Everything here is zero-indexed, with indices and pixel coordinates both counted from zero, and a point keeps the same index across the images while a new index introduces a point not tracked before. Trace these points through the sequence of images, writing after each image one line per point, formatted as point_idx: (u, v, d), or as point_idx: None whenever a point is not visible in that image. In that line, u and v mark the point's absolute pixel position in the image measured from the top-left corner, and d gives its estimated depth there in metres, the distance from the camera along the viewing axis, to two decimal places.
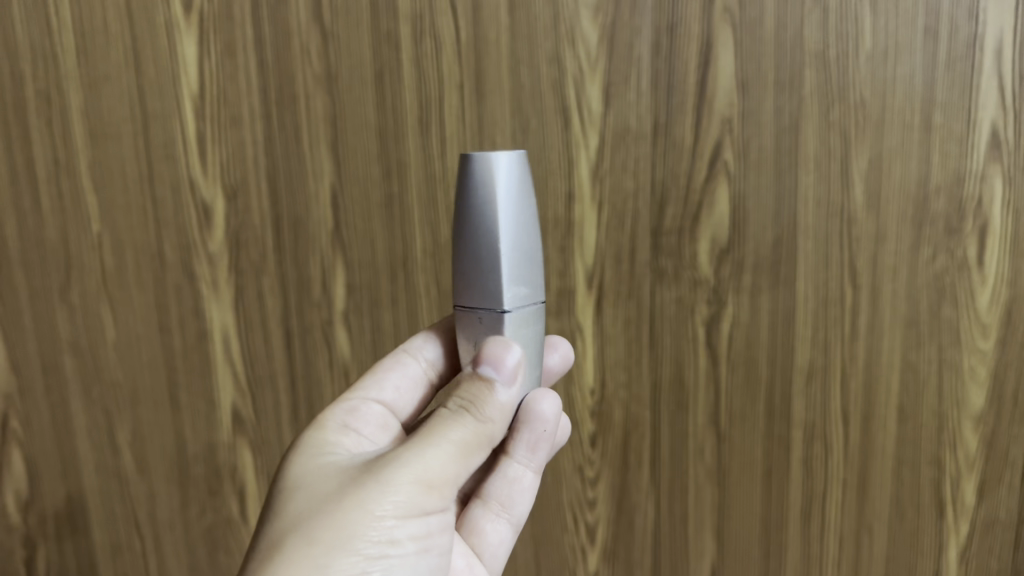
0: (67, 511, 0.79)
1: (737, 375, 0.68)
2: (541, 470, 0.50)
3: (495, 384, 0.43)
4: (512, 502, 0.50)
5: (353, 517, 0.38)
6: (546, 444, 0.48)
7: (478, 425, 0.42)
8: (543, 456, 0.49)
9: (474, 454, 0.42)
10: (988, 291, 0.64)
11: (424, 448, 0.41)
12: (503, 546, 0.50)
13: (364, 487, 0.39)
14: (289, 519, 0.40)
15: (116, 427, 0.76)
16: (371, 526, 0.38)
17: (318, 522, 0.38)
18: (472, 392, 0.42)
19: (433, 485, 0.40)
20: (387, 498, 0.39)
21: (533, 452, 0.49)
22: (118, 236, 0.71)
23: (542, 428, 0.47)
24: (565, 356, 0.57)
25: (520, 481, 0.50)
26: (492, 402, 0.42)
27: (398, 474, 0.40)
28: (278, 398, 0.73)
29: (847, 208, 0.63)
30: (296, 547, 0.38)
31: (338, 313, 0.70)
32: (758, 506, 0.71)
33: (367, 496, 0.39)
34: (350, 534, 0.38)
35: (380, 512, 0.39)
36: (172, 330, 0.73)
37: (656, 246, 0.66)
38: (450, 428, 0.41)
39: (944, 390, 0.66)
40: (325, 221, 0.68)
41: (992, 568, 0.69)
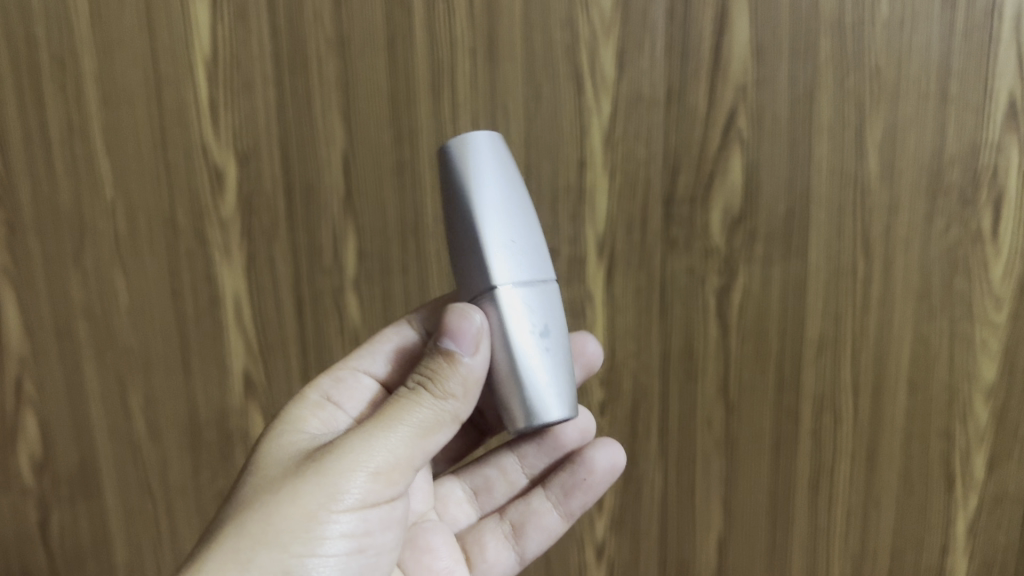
0: (80, 476, 0.80)
1: (746, 346, 0.68)
2: (563, 517, 0.59)
3: (458, 357, 0.43)
4: (527, 535, 0.59)
5: (285, 512, 0.40)
6: (581, 494, 0.58)
7: (435, 407, 0.43)
8: (574, 504, 0.59)
9: (427, 440, 0.43)
10: (1001, 264, 0.63)
11: (368, 440, 0.42)
12: (499, 569, 0.58)
13: (302, 480, 0.41)
14: (232, 510, 0.42)
15: (129, 391, 0.77)
16: (304, 522, 0.41)
17: (251, 516, 0.40)
18: (437, 372, 0.43)
19: (373, 481, 0.42)
20: (323, 494, 0.41)
21: (567, 496, 0.59)
22: (132, 201, 0.72)
23: (585, 477, 0.58)
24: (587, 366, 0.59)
25: (543, 517, 0.59)
26: (454, 375, 0.43)
27: (337, 468, 0.42)
28: (289, 364, 0.74)
29: (860, 178, 0.63)
30: (227, 538, 0.40)
31: (349, 280, 0.70)
32: (766, 478, 0.71)
33: (303, 491, 0.41)
34: (281, 527, 0.40)
35: (313, 508, 0.41)
36: (184, 296, 0.73)
37: (668, 216, 0.66)
38: (402, 418, 0.43)
39: (954, 363, 0.66)
40: (336, 187, 0.68)
41: (1000, 543, 0.69)
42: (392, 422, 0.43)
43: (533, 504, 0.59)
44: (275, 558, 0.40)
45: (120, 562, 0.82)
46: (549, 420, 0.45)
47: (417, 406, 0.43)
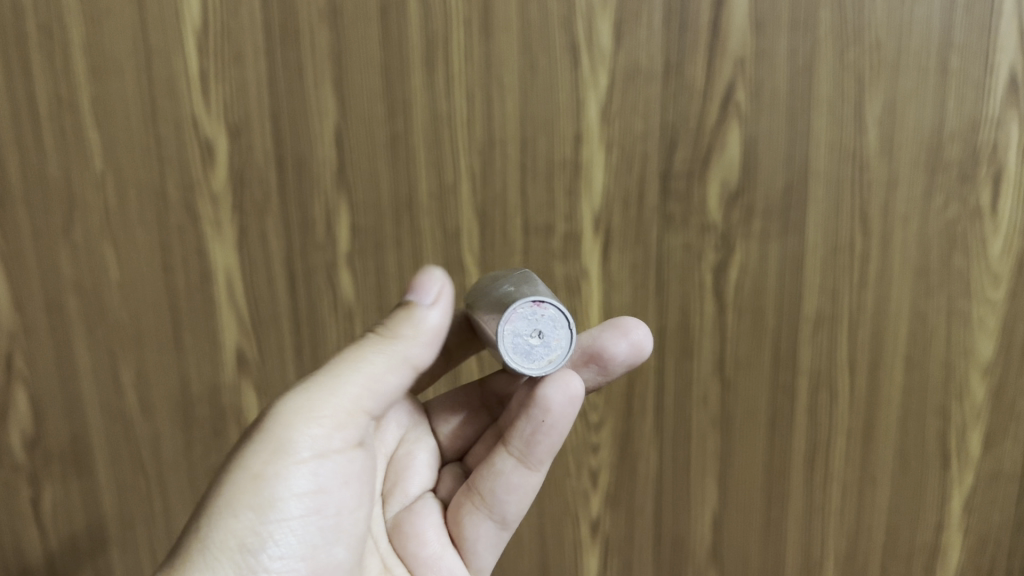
0: (72, 452, 0.79)
1: (743, 323, 0.67)
2: (535, 470, 0.50)
3: (418, 306, 0.45)
4: (501, 500, 0.51)
5: (230, 479, 0.41)
6: (545, 442, 0.49)
7: (382, 350, 0.44)
8: (540, 454, 0.50)
9: (377, 385, 0.43)
10: (999, 240, 0.63)
11: (309, 391, 0.43)
12: (483, 544, 0.52)
13: (248, 445, 0.42)
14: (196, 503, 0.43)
15: (120, 367, 0.76)
16: (250, 484, 0.41)
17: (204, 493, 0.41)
18: (393, 319, 0.45)
19: (316, 425, 0.42)
20: (266, 450, 0.41)
21: (529, 448, 0.50)
22: (122, 174, 0.71)
23: (539, 424, 0.48)
24: (637, 343, 0.51)
25: (509, 482, 0.50)
26: (410, 320, 0.44)
27: (277, 423, 0.42)
28: (282, 340, 0.73)
29: (860, 153, 0.62)
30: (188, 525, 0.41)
31: (342, 255, 0.70)
32: (761, 454, 0.71)
33: (247, 453, 0.41)
34: (230, 494, 0.40)
35: (258, 468, 0.41)
36: (175, 271, 0.73)
37: (665, 191, 0.65)
38: (346, 365, 0.43)
39: (952, 340, 0.66)
40: (328, 160, 0.67)
41: (995, 521, 0.69)
42: (332, 372, 0.43)
43: (495, 466, 0.50)
44: (230, 522, 0.40)
45: (112, 538, 0.82)
46: (511, 314, 0.43)
47: (364, 352, 0.44)
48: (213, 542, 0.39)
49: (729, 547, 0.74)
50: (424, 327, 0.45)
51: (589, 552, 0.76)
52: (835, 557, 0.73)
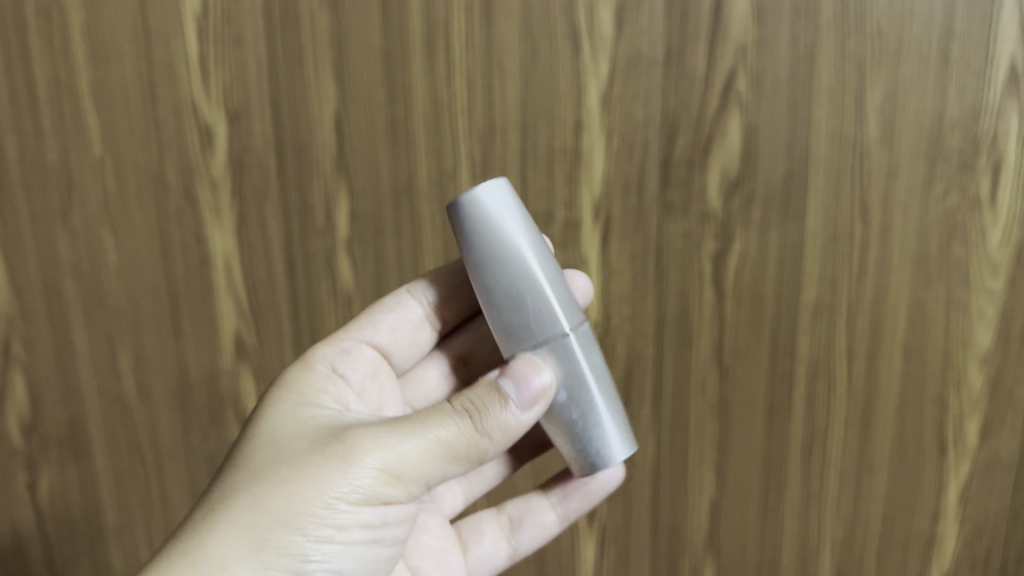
0: (70, 437, 0.79)
1: (742, 312, 0.67)
2: (561, 519, 0.60)
3: (509, 402, 0.44)
4: (522, 530, 0.60)
5: (303, 496, 0.41)
6: (581, 499, 0.59)
7: (473, 434, 0.43)
8: (572, 509, 0.59)
9: (458, 461, 0.43)
10: (998, 230, 0.63)
11: (401, 444, 0.42)
12: (489, 560, 0.59)
13: (327, 466, 0.42)
14: (240, 474, 0.43)
15: (118, 352, 0.76)
16: (321, 512, 0.41)
17: (272, 492, 0.41)
18: (487, 399, 0.43)
19: (389, 486, 0.42)
20: (346, 488, 0.41)
21: (566, 500, 0.59)
22: (121, 158, 0.71)
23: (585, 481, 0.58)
24: (585, 291, 0.58)
25: (538, 516, 0.60)
26: (494, 414, 0.43)
27: (354, 464, 0.42)
28: (281, 326, 0.73)
29: (860, 141, 0.62)
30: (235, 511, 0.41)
31: (341, 241, 0.70)
32: (759, 443, 0.71)
33: (325, 479, 0.41)
34: (293, 515, 0.41)
35: (332, 500, 0.41)
36: (174, 256, 0.72)
37: (665, 179, 0.65)
38: (437, 430, 0.42)
39: (950, 329, 0.66)
40: (328, 146, 0.67)
41: (991, 511, 0.69)
42: (420, 438, 0.42)
43: (531, 501, 0.60)
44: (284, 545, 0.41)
45: (110, 524, 0.82)
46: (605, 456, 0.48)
47: (456, 427, 0.43)
48: (271, 554, 0.41)
49: (726, 536, 0.74)
50: (519, 422, 0.44)
51: (586, 540, 0.76)
52: (832, 546, 0.73)
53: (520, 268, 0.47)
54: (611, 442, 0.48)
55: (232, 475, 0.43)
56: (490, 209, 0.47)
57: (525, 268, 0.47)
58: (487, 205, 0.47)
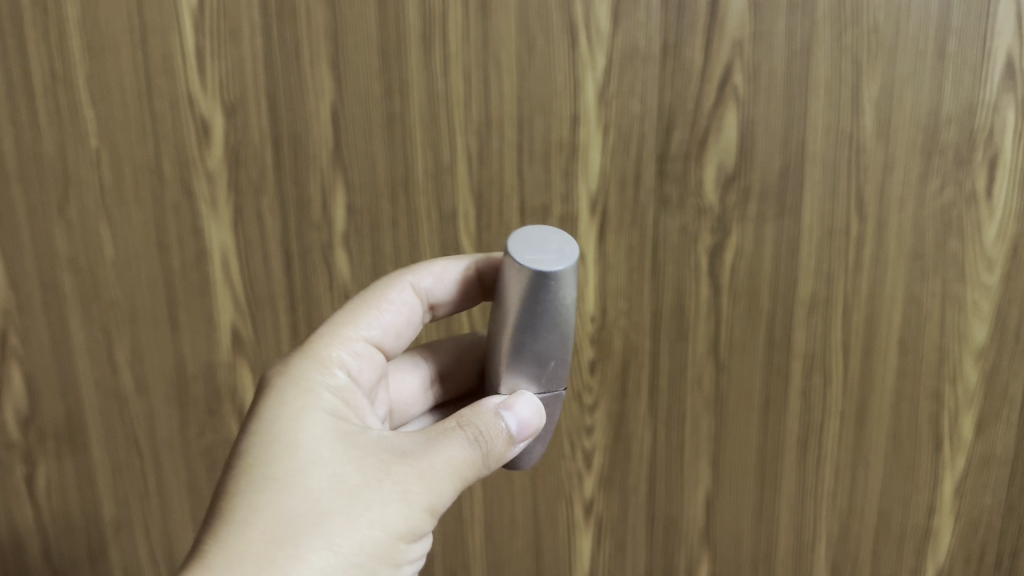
0: (67, 430, 0.80)
1: (738, 306, 0.67)
2: None
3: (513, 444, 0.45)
4: None
5: (376, 539, 0.40)
6: None
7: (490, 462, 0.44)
8: None
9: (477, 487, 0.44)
10: (994, 224, 0.63)
11: (446, 479, 0.42)
12: None
13: (389, 505, 0.41)
14: (287, 511, 0.39)
15: (115, 345, 0.76)
16: (389, 552, 0.40)
17: (346, 537, 0.39)
18: (493, 424, 0.44)
19: (429, 520, 0.42)
20: (410, 528, 0.41)
21: None
22: (118, 152, 0.71)
23: None
24: None
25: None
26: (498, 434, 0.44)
27: (406, 502, 0.41)
28: (277, 319, 0.73)
29: (856, 136, 0.62)
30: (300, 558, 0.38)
31: (338, 235, 0.70)
32: (755, 436, 0.71)
33: (394, 519, 0.40)
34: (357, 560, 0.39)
35: (399, 540, 0.41)
36: (171, 249, 0.73)
37: (661, 173, 0.65)
38: (472, 462, 0.43)
39: (945, 324, 0.66)
40: (324, 139, 0.67)
41: (986, 505, 0.70)
42: (450, 471, 0.42)
43: None
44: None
45: (107, 516, 0.82)
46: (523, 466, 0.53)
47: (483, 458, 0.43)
48: None
49: (722, 529, 0.74)
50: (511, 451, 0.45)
51: (582, 533, 0.76)
52: (827, 539, 0.73)
53: (558, 340, 0.46)
54: (537, 453, 0.52)
55: (277, 507, 0.39)
56: (563, 289, 0.44)
57: (560, 338, 0.46)
58: (563, 288, 0.44)
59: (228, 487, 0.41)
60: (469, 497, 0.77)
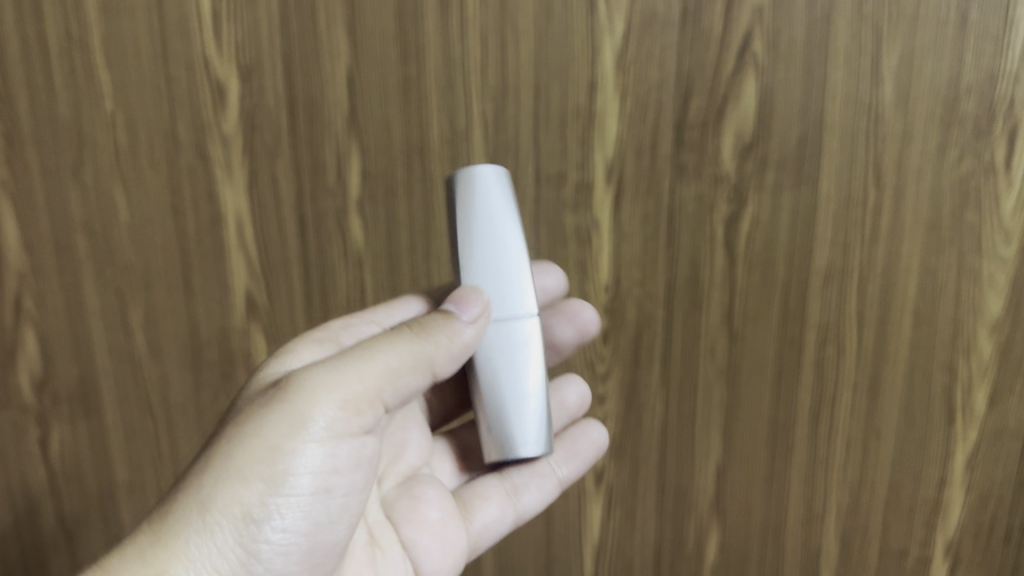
0: (82, 393, 0.80)
1: (753, 276, 0.67)
2: (561, 483, 0.62)
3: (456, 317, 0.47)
4: (523, 491, 0.60)
5: (247, 446, 0.41)
6: (581, 458, 0.63)
7: (413, 348, 0.45)
8: (569, 471, 0.62)
9: (403, 373, 0.44)
10: (1013, 196, 0.62)
11: (333, 374, 0.43)
12: (491, 525, 0.59)
13: (266, 413, 0.42)
14: (214, 438, 0.43)
15: (129, 310, 0.76)
16: (269, 456, 0.41)
17: (215, 454, 0.41)
18: (429, 322, 0.47)
19: (339, 417, 0.42)
20: (286, 426, 0.41)
21: (566, 461, 0.63)
22: (133, 115, 0.70)
23: (585, 445, 0.64)
24: (583, 327, 0.65)
25: (544, 480, 0.61)
26: (450, 327, 0.47)
27: (311, 400, 0.42)
28: (292, 286, 0.73)
29: (875, 105, 0.62)
30: (201, 468, 0.41)
31: (352, 201, 0.69)
32: (767, 407, 0.71)
33: (265, 423, 0.41)
34: (246, 464, 0.41)
35: (276, 442, 0.41)
36: (185, 214, 0.73)
37: (679, 141, 0.65)
38: (381, 353, 0.44)
39: (961, 297, 0.65)
40: (340, 104, 0.67)
41: (998, 479, 0.69)
42: (370, 363, 0.43)
43: (535, 467, 0.62)
44: (234, 496, 0.41)
45: (120, 480, 0.82)
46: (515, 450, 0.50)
47: (394, 344, 0.45)
48: (220, 509, 0.40)
49: (732, 499, 0.75)
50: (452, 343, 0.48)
51: (593, 500, 0.77)
52: (837, 510, 0.74)
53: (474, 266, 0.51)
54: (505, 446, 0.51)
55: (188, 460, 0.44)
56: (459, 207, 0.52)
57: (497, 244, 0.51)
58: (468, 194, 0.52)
59: None
60: None
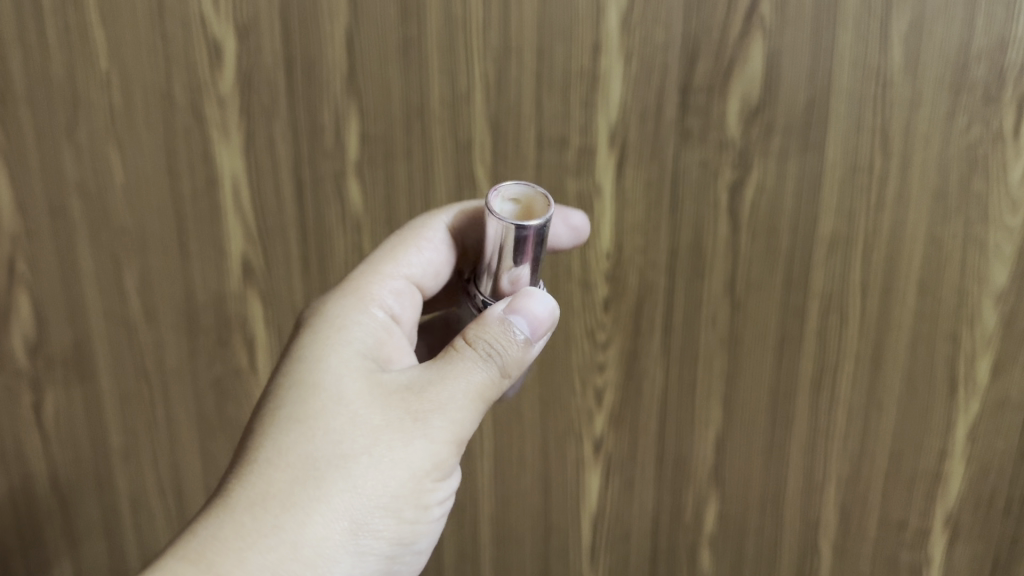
0: (76, 357, 0.79)
1: (756, 243, 0.66)
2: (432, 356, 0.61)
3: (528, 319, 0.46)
4: None
5: (385, 478, 0.42)
6: None
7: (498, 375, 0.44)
8: None
9: (490, 393, 0.44)
10: (1020, 164, 0.61)
11: (448, 398, 0.43)
12: None
13: (395, 439, 0.42)
14: (339, 452, 0.42)
15: (124, 272, 0.75)
16: (406, 489, 0.42)
17: (353, 479, 0.41)
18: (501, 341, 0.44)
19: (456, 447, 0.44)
20: (415, 460, 0.43)
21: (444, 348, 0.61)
22: (128, 74, 0.69)
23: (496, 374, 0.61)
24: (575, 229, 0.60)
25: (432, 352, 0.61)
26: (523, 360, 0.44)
27: (434, 427, 0.43)
28: (289, 249, 0.72)
29: (883, 71, 0.61)
30: (339, 491, 0.41)
31: (351, 163, 0.69)
32: (768, 377, 0.71)
33: (398, 453, 0.42)
34: (383, 495, 0.42)
35: (411, 477, 0.42)
36: (181, 175, 0.71)
37: (684, 105, 0.63)
38: (470, 370, 0.44)
39: (966, 266, 0.65)
40: (338, 64, 0.66)
41: (999, 449, 0.69)
42: (474, 392, 0.44)
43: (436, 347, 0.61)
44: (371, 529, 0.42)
45: (115, 445, 0.82)
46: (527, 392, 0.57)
47: (472, 365, 0.44)
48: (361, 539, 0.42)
49: (731, 469, 0.74)
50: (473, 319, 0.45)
51: (591, 469, 0.77)
52: (838, 481, 0.73)
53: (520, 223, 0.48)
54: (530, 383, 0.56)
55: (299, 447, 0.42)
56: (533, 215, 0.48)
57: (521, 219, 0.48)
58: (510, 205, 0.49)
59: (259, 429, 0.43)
60: (480, 431, 0.77)
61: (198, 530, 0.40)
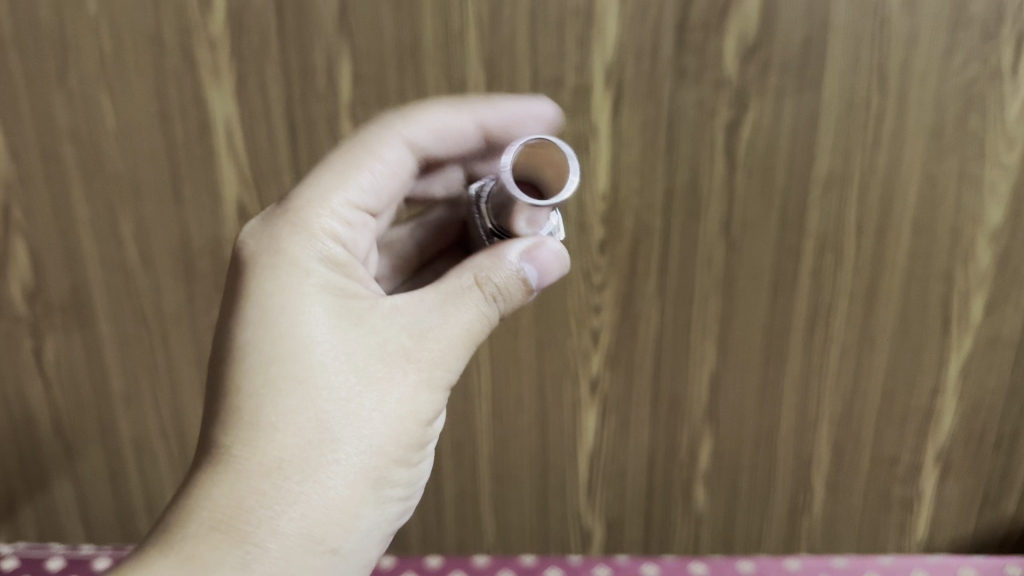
0: (73, 304, 0.79)
1: (752, 182, 0.66)
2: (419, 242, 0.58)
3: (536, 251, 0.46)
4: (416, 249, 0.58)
5: (397, 432, 0.42)
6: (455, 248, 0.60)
7: (492, 315, 0.45)
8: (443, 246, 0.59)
9: (484, 333, 0.45)
10: (1017, 101, 0.62)
11: (454, 345, 0.43)
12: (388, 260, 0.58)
13: (404, 394, 0.42)
14: (353, 413, 0.40)
15: (119, 217, 0.75)
16: (412, 438, 0.43)
17: (370, 440, 0.41)
18: (510, 289, 0.44)
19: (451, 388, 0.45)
20: (423, 410, 0.43)
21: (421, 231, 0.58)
22: (116, 17, 0.67)
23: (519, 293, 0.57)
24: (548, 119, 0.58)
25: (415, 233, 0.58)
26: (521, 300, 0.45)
27: (439, 375, 0.43)
28: (283, 192, 0.73)
29: (881, 7, 0.60)
30: (357, 456, 0.40)
31: (343, 105, 0.68)
32: (762, 316, 0.71)
33: (409, 406, 0.42)
34: (396, 449, 0.42)
35: (419, 425, 0.43)
36: (174, 119, 0.71)
37: (680, 43, 0.63)
38: (473, 315, 0.44)
39: (962, 203, 0.66)
40: (329, 4, 0.65)
41: (990, 386, 0.72)
42: (475, 338, 0.44)
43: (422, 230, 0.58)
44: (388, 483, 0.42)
45: (116, 389, 0.83)
46: None
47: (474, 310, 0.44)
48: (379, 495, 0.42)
49: (725, 406, 0.75)
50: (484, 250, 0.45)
51: (587, 409, 0.77)
52: (831, 418, 0.75)
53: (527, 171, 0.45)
54: None
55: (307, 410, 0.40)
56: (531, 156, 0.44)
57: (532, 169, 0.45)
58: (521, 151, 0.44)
59: (245, 393, 0.40)
60: (476, 375, 0.76)
61: (210, 505, 0.38)
